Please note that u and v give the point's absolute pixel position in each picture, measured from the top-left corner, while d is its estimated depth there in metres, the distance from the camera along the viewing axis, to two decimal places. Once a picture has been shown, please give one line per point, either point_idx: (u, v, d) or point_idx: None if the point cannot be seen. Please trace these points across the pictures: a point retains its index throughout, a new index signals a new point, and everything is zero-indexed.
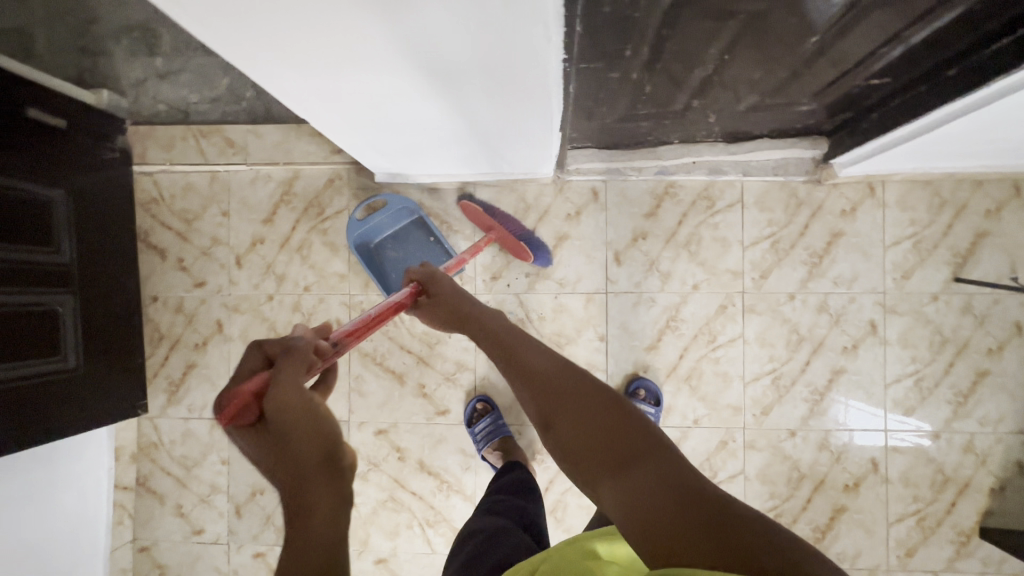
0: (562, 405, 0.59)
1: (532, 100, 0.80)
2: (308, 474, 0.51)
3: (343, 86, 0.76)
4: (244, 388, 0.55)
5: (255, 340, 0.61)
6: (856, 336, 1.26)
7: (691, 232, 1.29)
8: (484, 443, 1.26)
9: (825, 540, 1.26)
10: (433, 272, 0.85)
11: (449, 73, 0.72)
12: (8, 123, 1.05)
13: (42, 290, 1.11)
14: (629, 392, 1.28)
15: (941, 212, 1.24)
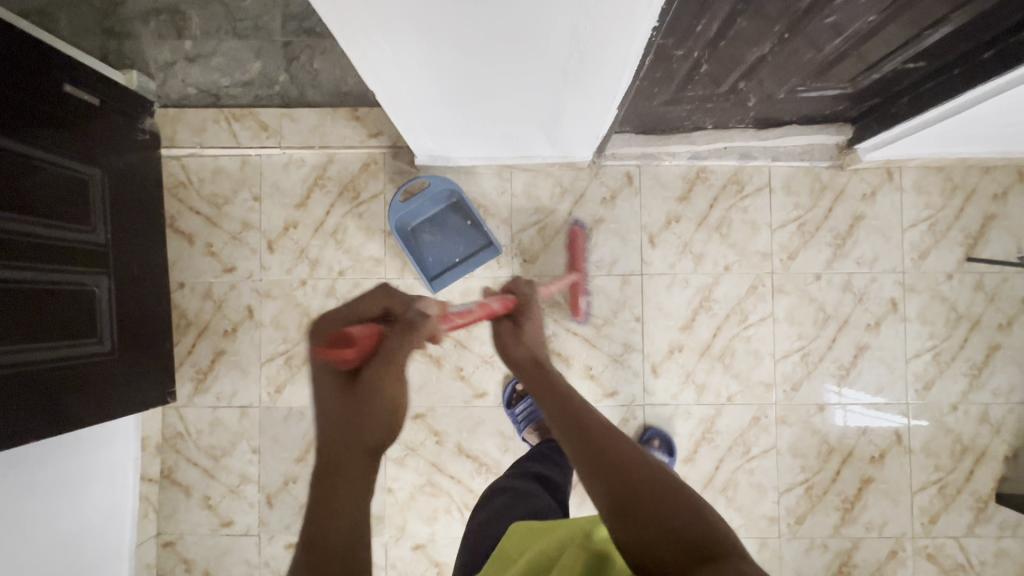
0: (605, 457, 0.61)
1: (604, 75, 0.84)
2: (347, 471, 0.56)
3: (426, 57, 0.77)
4: (361, 337, 0.59)
5: (386, 289, 0.68)
6: (879, 313, 1.32)
7: (721, 216, 1.34)
8: (525, 424, 1.28)
9: (854, 510, 1.30)
10: (531, 299, 0.92)
11: (534, 51, 0.75)
12: (45, 99, 1.03)
13: (78, 271, 1.07)
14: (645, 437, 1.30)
15: (953, 196, 1.32)
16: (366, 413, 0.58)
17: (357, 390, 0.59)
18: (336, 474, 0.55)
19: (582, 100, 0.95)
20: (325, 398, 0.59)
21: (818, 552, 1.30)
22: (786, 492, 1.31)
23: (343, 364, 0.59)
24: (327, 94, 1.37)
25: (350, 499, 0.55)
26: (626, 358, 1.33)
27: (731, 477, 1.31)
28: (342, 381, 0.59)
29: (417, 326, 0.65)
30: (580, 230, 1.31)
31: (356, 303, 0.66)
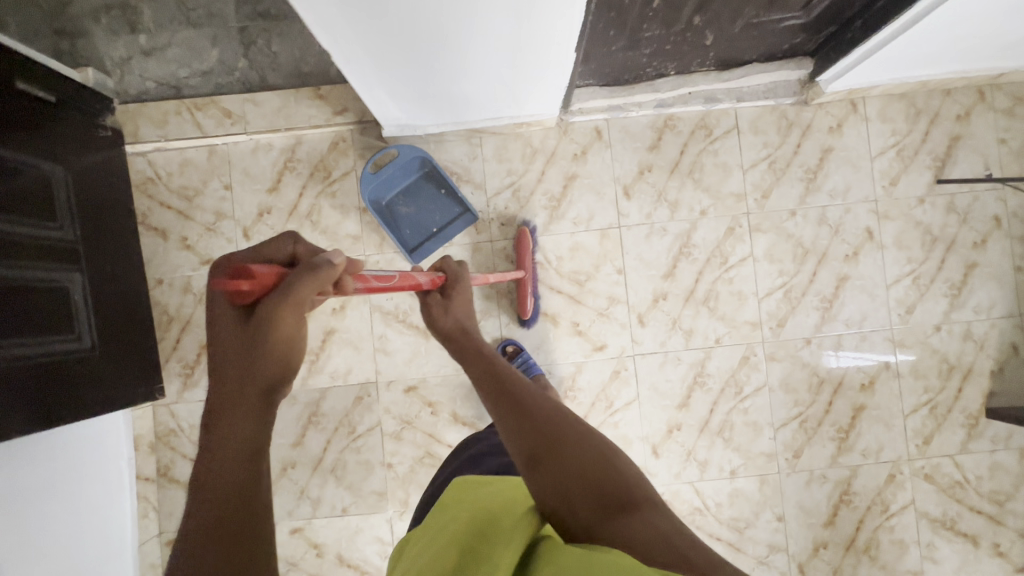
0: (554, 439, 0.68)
1: (556, 22, 0.84)
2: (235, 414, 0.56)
3: (381, 17, 0.76)
4: (261, 274, 0.54)
5: (295, 235, 0.68)
6: (856, 244, 1.34)
7: (693, 161, 1.34)
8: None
9: (849, 439, 1.32)
10: (461, 273, 1.00)
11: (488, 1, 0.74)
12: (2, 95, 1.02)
13: (52, 267, 1.06)
14: None
15: (918, 121, 1.34)
16: (262, 356, 0.57)
17: (251, 331, 0.57)
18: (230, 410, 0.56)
19: (548, 51, 0.96)
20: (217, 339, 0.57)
21: (818, 484, 1.32)
22: (781, 427, 1.32)
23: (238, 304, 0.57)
24: (288, 75, 1.36)
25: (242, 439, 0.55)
26: (612, 311, 1.33)
27: (726, 418, 1.32)
28: (235, 322, 0.57)
29: (325, 268, 0.58)
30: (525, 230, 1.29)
31: (258, 247, 0.67)
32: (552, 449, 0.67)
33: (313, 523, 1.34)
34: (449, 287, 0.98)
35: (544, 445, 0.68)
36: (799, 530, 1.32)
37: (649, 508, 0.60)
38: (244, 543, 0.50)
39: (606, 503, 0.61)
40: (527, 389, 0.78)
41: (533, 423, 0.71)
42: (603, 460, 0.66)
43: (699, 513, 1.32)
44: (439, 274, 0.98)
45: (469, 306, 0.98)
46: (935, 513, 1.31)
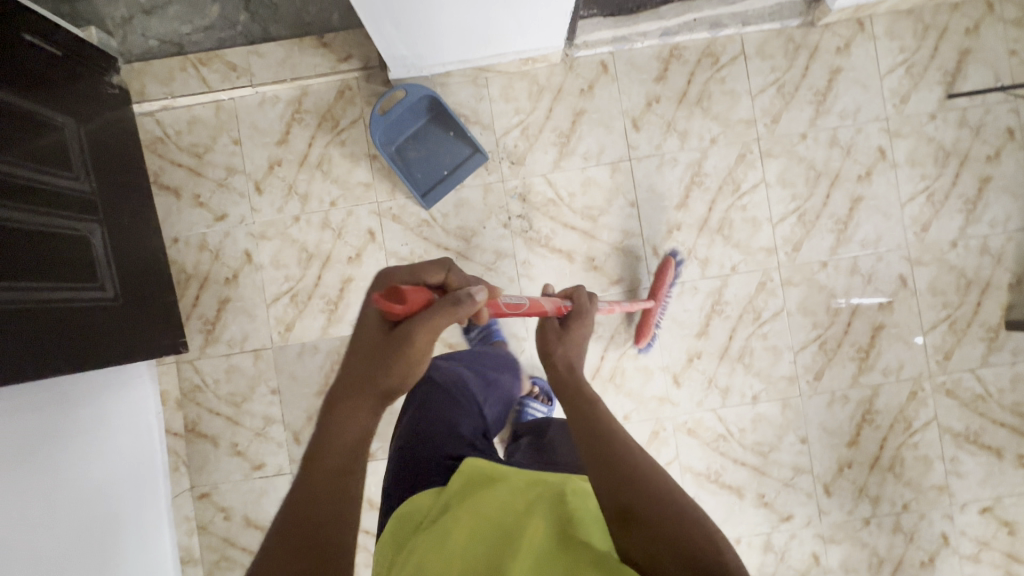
0: (651, 505, 0.58)
1: None
2: (342, 408, 0.66)
3: None
4: (412, 299, 0.60)
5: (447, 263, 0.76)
6: (868, 164, 1.33)
7: (700, 89, 1.34)
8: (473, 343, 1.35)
9: (869, 359, 1.32)
10: (586, 309, 0.91)
11: None
12: (21, 48, 1.04)
13: (73, 217, 1.08)
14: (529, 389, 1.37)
15: (927, 37, 1.33)
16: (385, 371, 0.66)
17: (389, 346, 0.65)
18: (343, 420, 0.65)
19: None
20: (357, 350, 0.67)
21: (841, 404, 1.33)
22: (800, 351, 1.33)
23: (385, 325, 0.66)
24: (290, 27, 1.35)
25: (345, 453, 0.64)
26: (627, 245, 1.34)
27: (746, 344, 1.33)
28: (376, 333, 0.67)
29: (459, 306, 0.64)
30: (672, 261, 1.29)
31: (419, 266, 0.74)
32: (648, 521, 0.57)
33: None
34: (573, 323, 0.87)
35: (639, 503, 0.58)
36: (823, 451, 1.33)
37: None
38: (315, 540, 0.58)
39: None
40: (620, 424, 0.69)
41: (622, 468, 0.61)
42: (704, 531, 0.56)
43: (724, 439, 1.33)
44: (564, 305, 0.91)
45: (583, 341, 0.86)
46: (958, 428, 1.32)
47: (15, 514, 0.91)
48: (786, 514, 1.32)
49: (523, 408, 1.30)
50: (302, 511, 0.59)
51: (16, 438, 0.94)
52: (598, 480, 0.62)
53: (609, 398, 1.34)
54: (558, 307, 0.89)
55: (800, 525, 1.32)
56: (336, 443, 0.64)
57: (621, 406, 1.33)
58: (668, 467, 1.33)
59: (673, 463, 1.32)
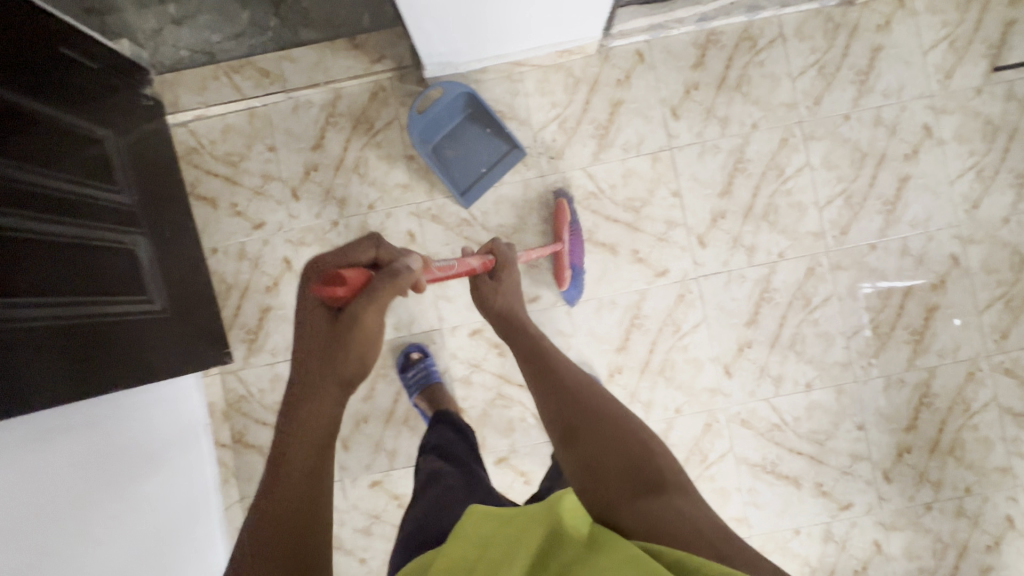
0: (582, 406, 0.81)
1: None
2: (304, 399, 0.71)
3: None
4: (353, 280, 0.69)
5: (377, 240, 0.80)
6: (915, 142, 1.31)
7: (740, 74, 1.31)
8: (416, 389, 1.28)
9: (924, 340, 1.30)
10: (510, 258, 1.07)
11: None
12: (61, 62, 1.04)
13: (119, 230, 1.08)
14: None
15: (969, 10, 1.30)
16: (338, 354, 0.72)
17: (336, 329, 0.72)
18: (312, 403, 0.71)
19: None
20: (307, 340, 0.73)
21: (897, 388, 1.30)
22: (853, 335, 1.30)
23: (331, 313, 0.72)
24: (321, 30, 1.34)
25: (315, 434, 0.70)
26: (671, 235, 1.32)
27: (797, 331, 1.31)
28: (322, 321, 0.73)
29: (400, 277, 0.72)
30: (563, 199, 1.27)
31: (348, 249, 0.79)
32: (585, 428, 0.77)
33: (392, 474, 1.34)
34: (501, 270, 1.05)
35: (580, 420, 0.79)
36: (881, 437, 1.30)
37: (672, 486, 0.68)
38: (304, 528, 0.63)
39: (632, 479, 0.69)
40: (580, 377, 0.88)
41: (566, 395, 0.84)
42: (637, 442, 0.74)
43: (778, 429, 1.31)
44: (490, 258, 1.05)
45: (516, 288, 1.06)
46: (1019, 408, 1.29)
47: (82, 528, 0.91)
48: (845, 503, 1.30)
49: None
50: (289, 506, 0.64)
51: (77, 451, 0.94)
52: (549, 410, 0.84)
53: (659, 392, 1.32)
54: (485, 261, 1.02)
55: (861, 513, 1.30)
56: (303, 425, 0.70)
57: (672, 399, 1.31)
58: (723, 460, 1.31)
59: (728, 454, 1.30)
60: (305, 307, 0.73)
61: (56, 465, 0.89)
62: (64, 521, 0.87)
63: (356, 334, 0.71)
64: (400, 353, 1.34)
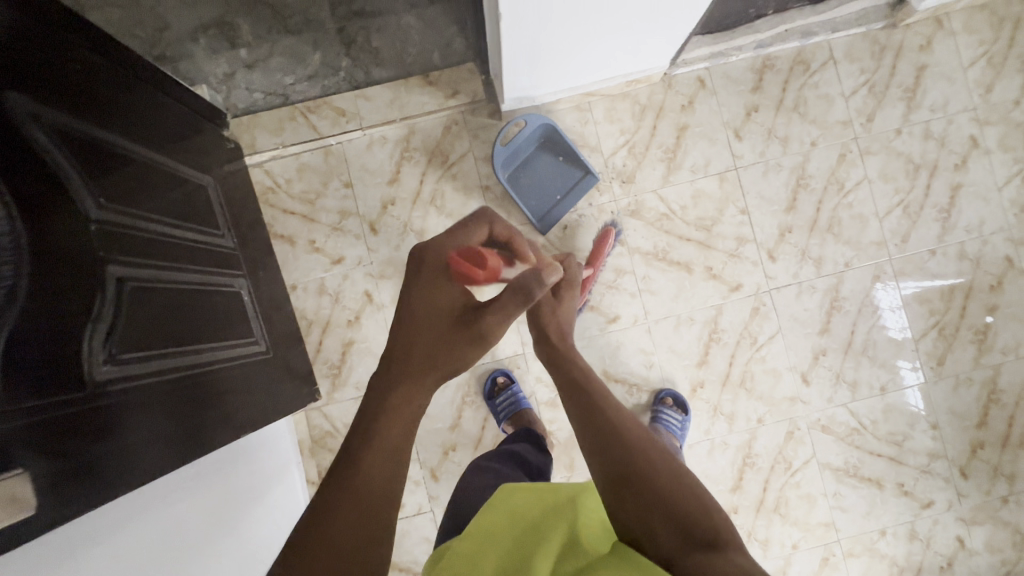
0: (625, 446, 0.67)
1: None
2: (397, 385, 0.69)
3: None
4: (490, 266, 0.72)
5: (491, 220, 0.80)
6: (963, 152, 1.38)
7: (796, 96, 1.38)
8: (504, 416, 1.30)
9: (988, 339, 1.36)
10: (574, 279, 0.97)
11: None
12: (164, 112, 1.06)
13: (225, 273, 1.09)
14: (657, 400, 1.34)
15: (1002, 28, 1.39)
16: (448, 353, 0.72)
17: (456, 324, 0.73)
18: (405, 391, 0.69)
19: (679, 10, 1.03)
20: (423, 318, 0.73)
21: (966, 387, 1.36)
22: (921, 338, 1.37)
23: (461, 302, 0.74)
24: (392, 69, 1.38)
25: (399, 431, 0.67)
26: (742, 251, 1.37)
27: (868, 337, 1.36)
28: (446, 315, 0.73)
29: (533, 292, 0.72)
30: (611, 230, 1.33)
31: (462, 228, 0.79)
32: (632, 474, 0.64)
33: None
34: (562, 287, 0.93)
35: (635, 466, 0.64)
36: (955, 435, 1.35)
37: (735, 550, 0.58)
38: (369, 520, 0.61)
39: (694, 538, 0.59)
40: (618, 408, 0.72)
41: (609, 424, 0.69)
42: (700, 496, 0.63)
43: (857, 433, 1.35)
44: (561, 272, 0.94)
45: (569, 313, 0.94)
46: None
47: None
48: (926, 501, 1.34)
49: (657, 414, 1.30)
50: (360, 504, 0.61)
51: (208, 500, 0.95)
52: (588, 448, 0.69)
53: (741, 403, 1.35)
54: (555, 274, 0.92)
55: (942, 510, 1.34)
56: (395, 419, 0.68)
57: (754, 410, 1.35)
58: (807, 466, 1.34)
59: (812, 461, 1.34)
60: (434, 284, 0.73)
61: (192, 517, 0.89)
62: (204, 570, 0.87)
63: (477, 342, 0.73)
64: (486, 380, 1.36)
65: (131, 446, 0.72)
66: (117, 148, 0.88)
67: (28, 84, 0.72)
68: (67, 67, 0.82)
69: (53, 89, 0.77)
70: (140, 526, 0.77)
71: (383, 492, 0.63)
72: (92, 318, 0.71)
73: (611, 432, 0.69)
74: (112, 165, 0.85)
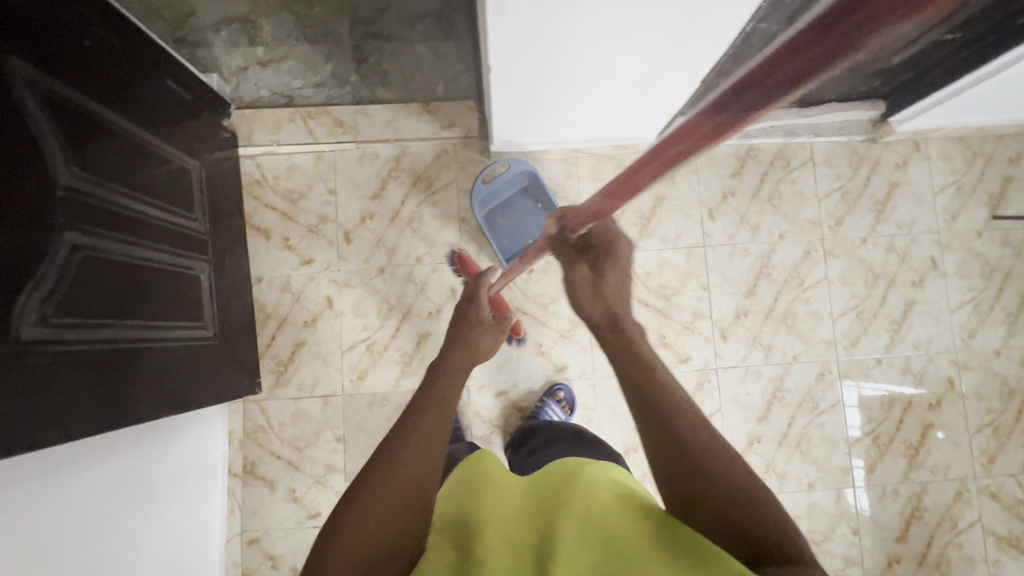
0: (693, 474, 0.61)
1: (683, 55, 0.95)
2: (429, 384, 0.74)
3: (562, 40, 0.89)
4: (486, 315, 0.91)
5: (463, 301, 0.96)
6: (921, 271, 1.44)
7: (772, 188, 1.45)
8: None
9: (919, 456, 1.39)
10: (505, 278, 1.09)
11: (670, 31, 0.87)
12: (164, 94, 1.11)
13: (190, 255, 1.13)
14: (548, 393, 1.37)
15: (975, 162, 1.46)
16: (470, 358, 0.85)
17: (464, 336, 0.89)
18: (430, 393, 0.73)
19: (662, 88, 1.09)
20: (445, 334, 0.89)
21: (891, 499, 1.38)
22: (855, 443, 1.39)
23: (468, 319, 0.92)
24: (396, 91, 1.43)
25: (419, 444, 0.65)
26: (696, 325, 1.40)
27: (804, 432, 1.39)
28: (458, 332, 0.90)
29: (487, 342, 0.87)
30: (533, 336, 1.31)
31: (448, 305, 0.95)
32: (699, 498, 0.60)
33: None
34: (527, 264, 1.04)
35: (700, 491, 0.60)
36: (873, 544, 1.36)
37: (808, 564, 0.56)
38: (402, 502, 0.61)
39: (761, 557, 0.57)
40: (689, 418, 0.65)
41: (677, 449, 0.63)
42: (784, 532, 0.58)
43: None
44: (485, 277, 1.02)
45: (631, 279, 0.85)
46: (1001, 531, 1.38)
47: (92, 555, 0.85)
48: None
49: (542, 409, 1.33)
50: (396, 496, 0.61)
51: (135, 468, 1.00)
52: (661, 463, 0.64)
53: None
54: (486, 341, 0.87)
55: None
56: (414, 432, 0.66)
57: None
58: None
59: None
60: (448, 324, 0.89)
61: (115, 474, 0.94)
62: (118, 530, 0.92)
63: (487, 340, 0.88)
64: None
65: (60, 405, 0.75)
66: (109, 122, 0.93)
67: (31, 51, 0.77)
68: (75, 43, 0.86)
69: (53, 58, 0.81)
70: (59, 479, 0.82)
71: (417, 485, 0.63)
72: (33, 280, 0.74)
73: (682, 464, 0.62)
74: (101, 140, 0.89)
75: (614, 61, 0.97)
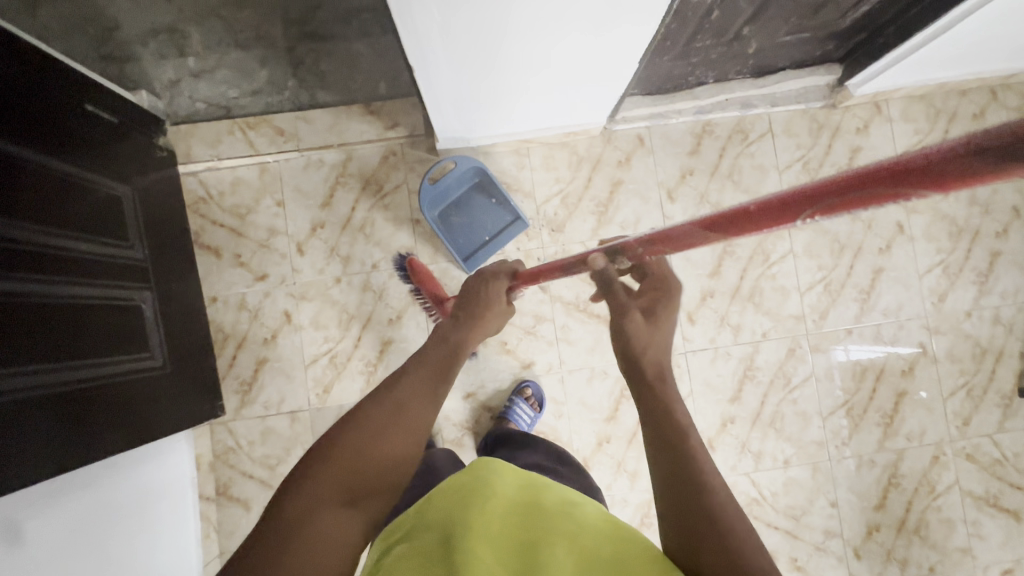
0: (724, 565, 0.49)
1: (620, 39, 0.91)
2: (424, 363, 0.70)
3: (483, 33, 0.84)
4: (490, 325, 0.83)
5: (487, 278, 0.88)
6: (888, 237, 1.41)
7: (731, 163, 1.41)
8: None
9: (894, 424, 1.38)
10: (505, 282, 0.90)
11: (595, 18, 0.83)
12: (90, 118, 1.06)
13: (130, 285, 1.09)
14: (516, 392, 1.35)
15: (938, 121, 1.42)
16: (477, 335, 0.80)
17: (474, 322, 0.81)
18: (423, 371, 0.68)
19: (603, 72, 1.05)
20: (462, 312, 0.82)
21: (868, 468, 1.37)
22: (829, 416, 1.38)
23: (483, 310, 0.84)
24: (338, 94, 1.38)
25: (382, 422, 0.61)
26: None
27: (777, 409, 1.38)
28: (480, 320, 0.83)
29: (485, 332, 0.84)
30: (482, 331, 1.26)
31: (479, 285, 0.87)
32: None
33: None
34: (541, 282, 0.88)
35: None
36: (853, 515, 1.36)
37: None
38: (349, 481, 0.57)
39: None
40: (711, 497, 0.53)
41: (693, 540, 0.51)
42: None
43: (757, 503, 1.36)
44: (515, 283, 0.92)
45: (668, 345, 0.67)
46: (979, 491, 1.37)
47: None
48: None
49: (511, 408, 1.30)
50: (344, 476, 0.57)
51: (98, 500, 0.97)
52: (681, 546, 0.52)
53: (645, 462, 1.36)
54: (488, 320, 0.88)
55: None
56: (385, 410, 0.62)
57: None
58: None
59: None
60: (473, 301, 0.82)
61: (78, 513, 0.91)
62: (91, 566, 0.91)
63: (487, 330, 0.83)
64: None
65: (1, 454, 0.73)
66: (33, 160, 0.89)
67: None
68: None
69: None
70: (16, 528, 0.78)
71: (376, 470, 0.58)
72: None
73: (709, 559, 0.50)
74: (23, 180, 0.85)
75: (548, 50, 0.92)
